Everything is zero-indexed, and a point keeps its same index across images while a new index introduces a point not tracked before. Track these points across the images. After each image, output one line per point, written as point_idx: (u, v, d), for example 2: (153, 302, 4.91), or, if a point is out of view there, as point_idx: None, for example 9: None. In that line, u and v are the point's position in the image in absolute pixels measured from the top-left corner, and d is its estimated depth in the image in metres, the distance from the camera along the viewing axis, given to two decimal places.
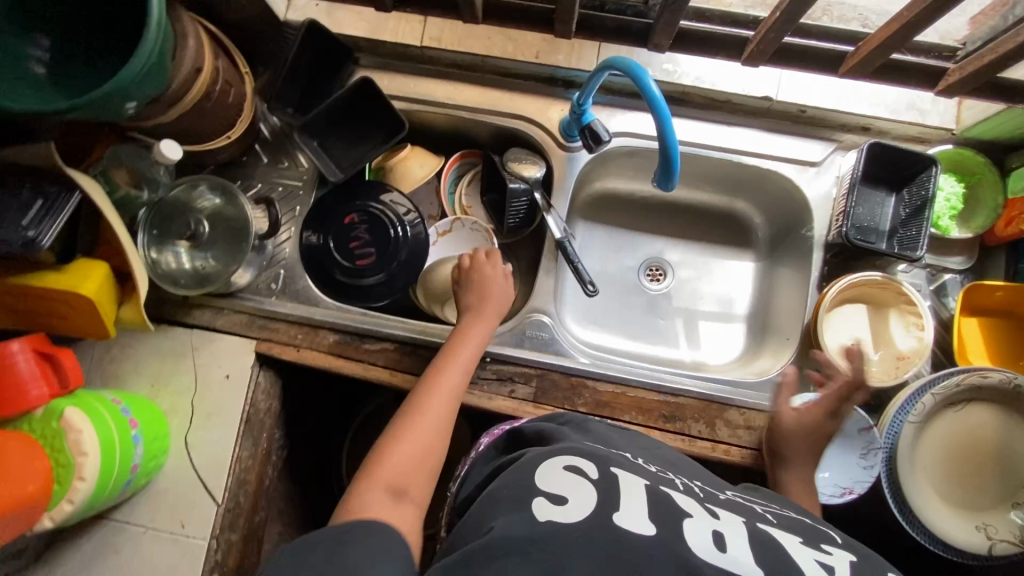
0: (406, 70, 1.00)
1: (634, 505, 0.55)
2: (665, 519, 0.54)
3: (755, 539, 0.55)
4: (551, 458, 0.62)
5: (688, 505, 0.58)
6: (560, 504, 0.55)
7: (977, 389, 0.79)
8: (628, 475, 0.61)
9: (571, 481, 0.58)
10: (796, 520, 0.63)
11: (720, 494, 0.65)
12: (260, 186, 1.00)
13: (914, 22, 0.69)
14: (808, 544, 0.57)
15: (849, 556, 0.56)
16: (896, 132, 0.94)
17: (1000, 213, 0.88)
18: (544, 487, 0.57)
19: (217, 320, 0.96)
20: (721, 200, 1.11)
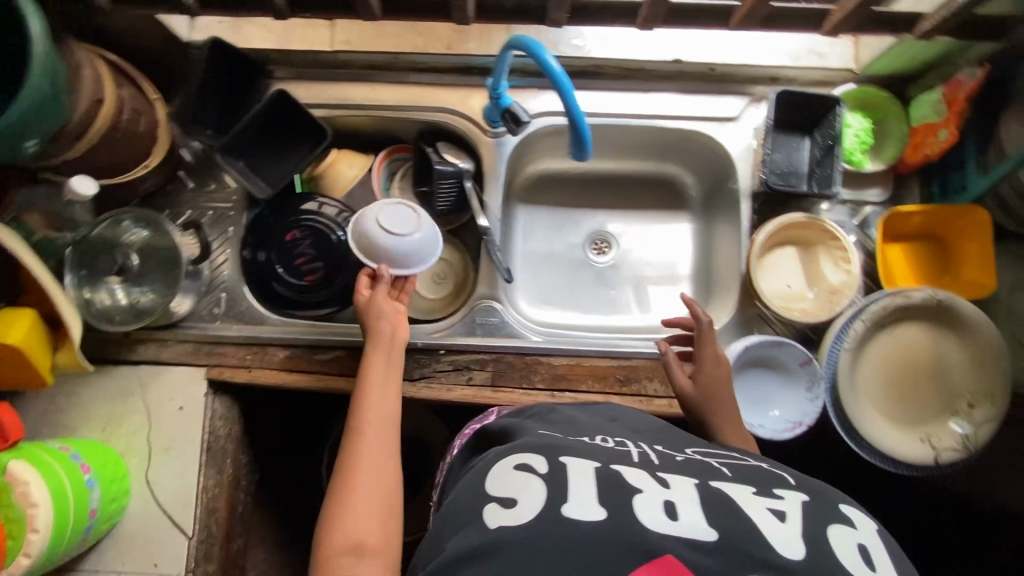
0: (322, 76, 0.99)
1: (584, 492, 0.53)
2: (615, 500, 0.52)
3: (706, 497, 0.53)
4: (501, 459, 0.59)
5: (640, 478, 0.56)
6: (510, 507, 0.53)
7: (905, 310, 0.83)
8: (578, 459, 0.58)
9: (519, 480, 0.55)
10: (753, 468, 0.61)
11: (678, 456, 0.63)
12: (189, 212, 0.98)
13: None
14: (762, 493, 0.55)
15: (801, 497, 0.55)
16: (802, 79, 0.98)
17: (907, 140, 0.92)
18: (493, 493, 0.55)
19: (163, 352, 0.94)
20: (653, 166, 1.13)
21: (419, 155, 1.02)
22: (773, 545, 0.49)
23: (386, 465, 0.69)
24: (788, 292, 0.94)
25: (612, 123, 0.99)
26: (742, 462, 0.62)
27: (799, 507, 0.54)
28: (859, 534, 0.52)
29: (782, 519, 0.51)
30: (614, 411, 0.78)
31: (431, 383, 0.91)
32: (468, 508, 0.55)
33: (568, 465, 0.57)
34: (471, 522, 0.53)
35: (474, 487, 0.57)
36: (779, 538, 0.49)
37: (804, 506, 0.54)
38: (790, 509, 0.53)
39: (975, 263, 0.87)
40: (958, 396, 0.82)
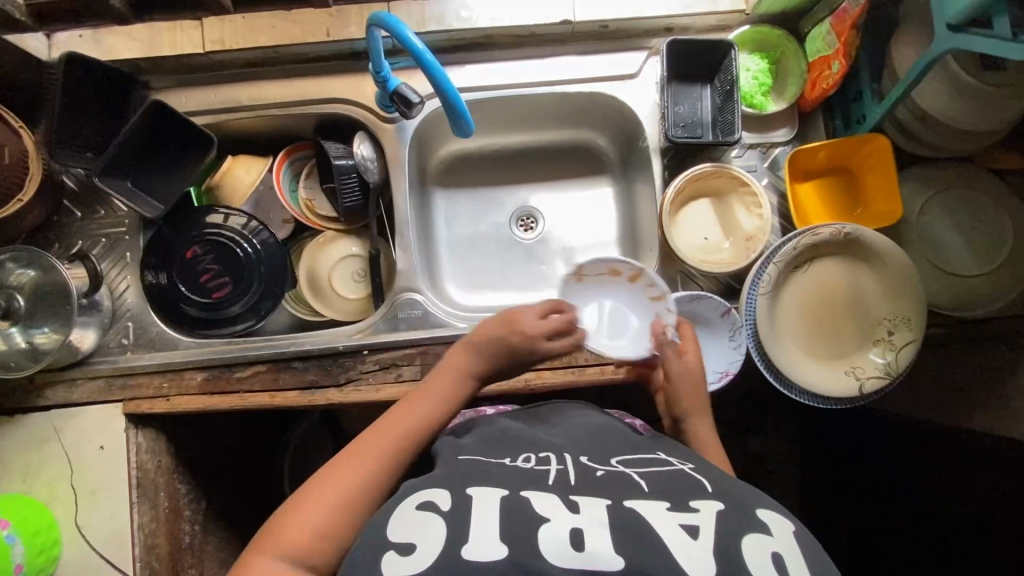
0: (202, 82, 0.94)
1: (489, 527, 0.52)
2: (518, 532, 0.52)
3: (615, 523, 0.53)
4: (401, 499, 0.57)
5: (549, 505, 0.55)
6: (407, 553, 0.51)
7: (817, 246, 0.83)
8: (487, 487, 0.57)
9: (421, 522, 0.54)
10: (672, 476, 0.61)
11: (598, 469, 0.62)
12: (82, 243, 0.93)
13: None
14: (676, 508, 0.55)
15: (715, 509, 0.55)
16: (696, 26, 0.96)
17: (806, 76, 0.91)
18: (394, 537, 0.53)
19: (73, 393, 0.90)
20: (568, 134, 1.11)
21: (320, 150, 0.98)
22: (677, 564, 0.49)
23: (379, 478, 0.63)
24: (706, 245, 0.93)
25: (512, 95, 0.96)
26: (662, 472, 0.62)
27: (712, 519, 0.54)
28: (773, 542, 0.52)
29: (693, 538, 0.51)
30: (556, 414, 0.77)
31: (359, 386, 0.89)
32: (368, 555, 0.52)
33: (473, 497, 0.56)
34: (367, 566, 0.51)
35: (373, 529, 0.54)
36: (687, 561, 0.49)
37: (717, 519, 0.53)
38: (704, 523, 0.53)
39: (882, 193, 0.87)
40: (878, 324, 0.83)
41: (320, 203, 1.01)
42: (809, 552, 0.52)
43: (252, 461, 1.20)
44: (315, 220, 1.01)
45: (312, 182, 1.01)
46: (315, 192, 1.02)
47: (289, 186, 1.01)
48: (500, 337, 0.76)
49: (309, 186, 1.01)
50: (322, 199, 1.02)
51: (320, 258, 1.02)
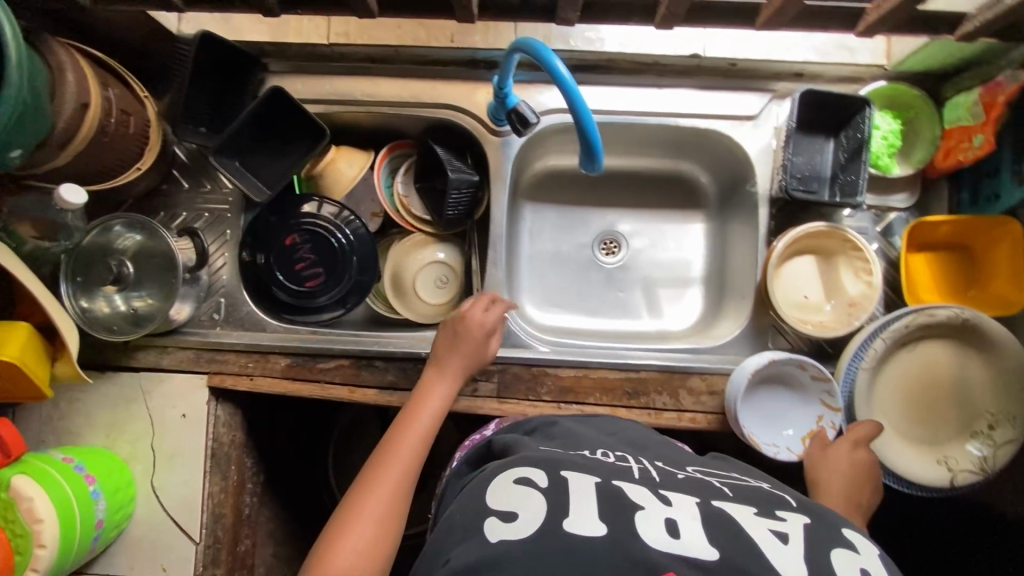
0: (320, 71, 0.94)
1: (586, 508, 0.55)
2: (617, 516, 0.54)
3: (708, 518, 0.54)
4: (504, 471, 0.62)
5: (642, 494, 0.57)
6: (511, 520, 0.54)
7: (929, 327, 0.79)
8: (580, 474, 0.60)
9: (520, 493, 0.57)
10: (754, 489, 0.62)
11: (679, 473, 0.65)
12: (185, 215, 0.95)
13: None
14: (764, 514, 0.56)
15: (803, 520, 0.55)
16: (830, 75, 0.91)
17: (940, 144, 0.87)
18: (494, 506, 0.57)
19: (163, 359, 0.93)
20: (664, 163, 1.09)
21: (425, 149, 0.98)
22: (772, 564, 0.49)
23: (403, 492, 0.71)
24: (805, 303, 0.90)
25: (623, 122, 0.94)
26: (743, 483, 0.63)
27: (802, 529, 0.54)
28: (863, 557, 0.51)
29: (784, 542, 0.52)
30: (616, 426, 0.79)
31: None
32: (471, 520, 0.56)
33: (569, 480, 0.59)
34: (474, 535, 0.54)
35: (478, 498, 0.58)
36: (778, 556, 0.50)
37: (806, 529, 0.54)
38: (794, 530, 0.53)
39: (1005, 278, 0.84)
40: (978, 417, 0.80)
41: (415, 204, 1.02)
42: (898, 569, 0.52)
43: (304, 440, 1.23)
44: (408, 220, 1.02)
45: (410, 183, 1.02)
46: (410, 193, 1.02)
47: (388, 184, 1.01)
48: (457, 337, 0.85)
49: (406, 186, 1.02)
50: (416, 201, 1.02)
51: (404, 261, 1.03)
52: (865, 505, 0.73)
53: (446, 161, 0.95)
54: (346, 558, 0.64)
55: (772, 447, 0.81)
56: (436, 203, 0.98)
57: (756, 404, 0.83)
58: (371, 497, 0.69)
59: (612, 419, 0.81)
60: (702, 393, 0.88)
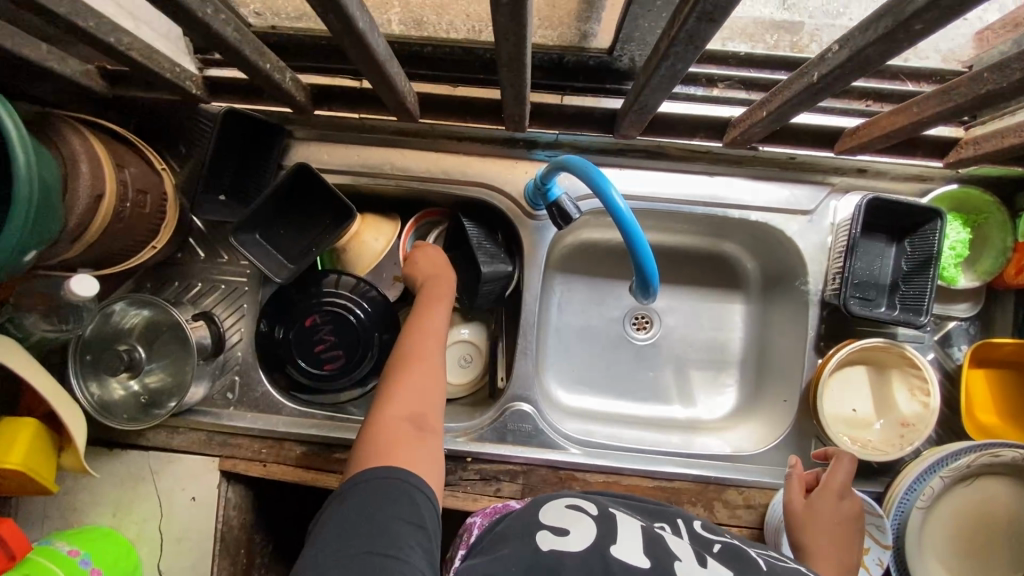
0: (349, 141, 0.89)
1: (630, 539, 0.58)
2: (658, 552, 0.56)
3: None
4: (556, 499, 0.68)
5: (681, 548, 0.59)
6: (561, 535, 0.58)
7: (992, 465, 0.74)
8: (625, 515, 0.65)
9: (573, 516, 0.63)
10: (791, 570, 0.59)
11: (715, 543, 0.63)
12: (200, 287, 0.90)
13: (920, 125, 0.58)
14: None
15: None
16: (894, 173, 0.85)
17: (1008, 257, 0.81)
18: (546, 523, 0.61)
19: (174, 439, 0.89)
20: (706, 241, 1.03)
21: (456, 226, 0.92)
22: None
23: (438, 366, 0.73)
24: (854, 417, 0.85)
25: (668, 209, 0.89)
26: (781, 563, 0.60)
27: None
28: None
29: None
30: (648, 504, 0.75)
31: (456, 493, 0.85)
32: (524, 530, 0.60)
33: (617, 517, 0.63)
34: (525, 541, 0.58)
35: (533, 516, 0.64)
36: None
37: None
38: None
39: None
40: None
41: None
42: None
43: None
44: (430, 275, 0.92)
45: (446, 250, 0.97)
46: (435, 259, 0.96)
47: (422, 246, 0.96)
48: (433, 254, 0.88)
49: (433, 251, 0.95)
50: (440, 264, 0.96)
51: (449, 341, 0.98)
52: (855, 565, 0.66)
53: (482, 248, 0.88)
54: (401, 413, 0.66)
55: None
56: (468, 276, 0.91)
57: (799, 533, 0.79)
58: (412, 365, 0.72)
59: (640, 500, 0.75)
60: (738, 507, 0.84)
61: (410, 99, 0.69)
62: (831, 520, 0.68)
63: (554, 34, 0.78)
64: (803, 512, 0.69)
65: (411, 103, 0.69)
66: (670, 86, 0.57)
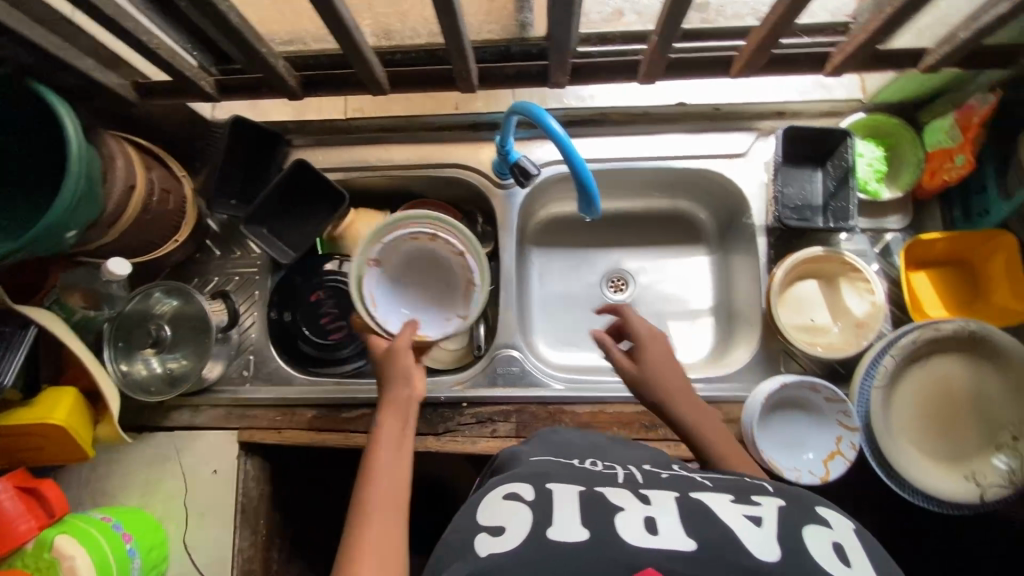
0: (338, 142, 1.04)
1: (568, 514, 0.51)
2: (598, 518, 0.50)
3: (685, 512, 0.51)
4: (489, 492, 0.57)
5: (623, 497, 0.54)
6: (499, 535, 0.50)
7: (935, 343, 0.81)
8: (564, 485, 0.57)
9: (506, 507, 0.53)
10: (729, 479, 0.60)
11: (664, 475, 0.61)
12: (216, 279, 1.02)
13: (777, 27, 0.71)
14: (739, 500, 0.54)
15: (777, 502, 0.53)
16: (810, 111, 0.97)
17: (924, 165, 0.91)
18: (483, 522, 0.52)
19: (196, 418, 0.97)
20: (664, 203, 1.14)
21: None
22: (752, 549, 0.47)
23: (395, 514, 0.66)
24: (812, 326, 0.92)
25: (619, 168, 1.01)
26: (718, 475, 0.61)
27: (775, 512, 0.52)
28: (835, 531, 0.51)
29: (758, 525, 0.49)
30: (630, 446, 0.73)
31: (455, 437, 0.92)
32: (462, 542, 0.51)
33: (555, 491, 0.55)
34: (466, 554, 0.49)
35: (468, 518, 0.54)
36: (753, 541, 0.47)
37: (779, 511, 0.52)
38: (767, 514, 0.51)
39: (1004, 288, 0.85)
40: (1000, 429, 0.79)
41: (421, 297, 0.91)
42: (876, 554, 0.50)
43: None
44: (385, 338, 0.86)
45: (432, 240, 0.88)
46: (412, 274, 0.91)
47: (364, 248, 0.86)
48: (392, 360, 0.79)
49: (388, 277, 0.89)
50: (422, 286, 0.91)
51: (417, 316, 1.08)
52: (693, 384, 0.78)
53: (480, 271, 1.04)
54: None
55: (793, 470, 0.80)
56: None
57: (777, 432, 0.84)
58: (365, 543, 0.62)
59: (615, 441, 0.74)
60: None
61: (380, 73, 0.86)
62: (660, 363, 0.78)
63: (498, 29, 0.92)
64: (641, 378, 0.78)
65: (380, 76, 0.86)
66: (570, 17, 0.71)
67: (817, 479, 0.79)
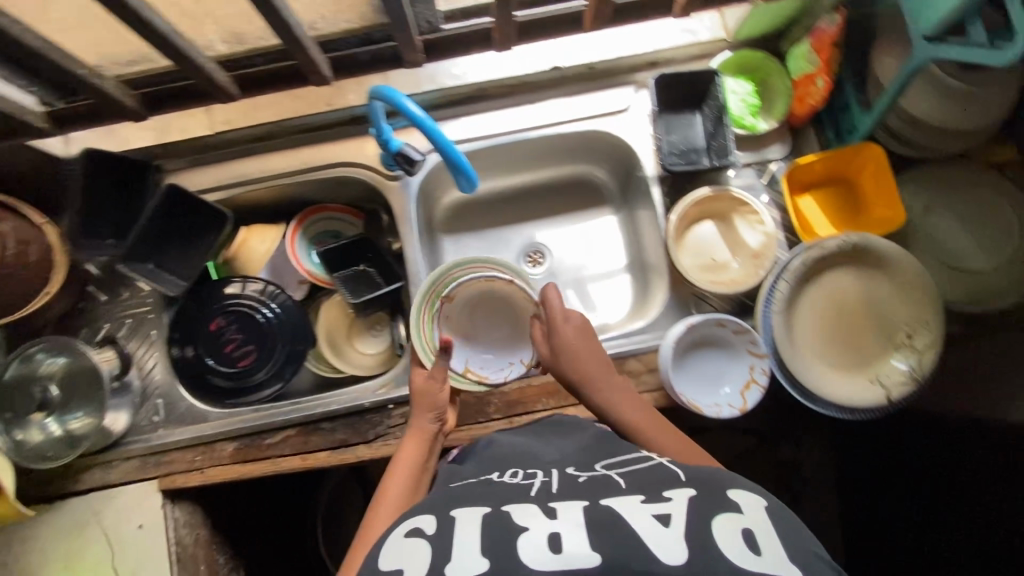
0: (212, 160, 0.98)
1: (471, 543, 0.52)
2: (501, 547, 0.51)
3: (592, 522, 0.53)
4: (395, 529, 0.58)
5: (529, 514, 0.55)
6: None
7: (822, 261, 0.85)
8: (471, 509, 0.57)
9: (411, 547, 0.54)
10: (643, 472, 0.62)
11: (581, 476, 0.62)
12: (108, 326, 0.96)
13: None
14: (648, 500, 0.55)
15: (686, 496, 0.55)
16: (681, 56, 0.98)
17: (793, 92, 0.93)
18: (385, 565, 0.54)
19: (110, 474, 0.91)
20: (565, 170, 1.13)
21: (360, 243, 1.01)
22: (655, 553, 0.49)
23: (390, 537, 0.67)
24: (714, 264, 0.94)
25: (509, 141, 1.00)
26: (635, 469, 0.63)
27: (683, 508, 0.54)
28: (745, 516, 0.53)
29: (664, 525, 0.52)
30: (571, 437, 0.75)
31: (388, 440, 0.89)
32: None
33: (459, 519, 0.56)
34: None
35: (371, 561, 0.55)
36: (658, 546, 0.50)
37: (687, 507, 0.54)
38: (675, 511, 0.53)
39: (882, 200, 0.89)
40: (896, 330, 0.83)
41: (490, 337, 0.93)
42: (781, 528, 0.53)
43: (285, 522, 1.18)
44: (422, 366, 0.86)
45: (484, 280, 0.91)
46: (480, 315, 0.94)
47: (428, 284, 0.88)
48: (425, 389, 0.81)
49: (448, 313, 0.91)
50: (486, 324, 0.94)
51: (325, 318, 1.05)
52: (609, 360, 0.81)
53: (388, 268, 1.02)
54: None
55: (713, 407, 0.83)
56: (361, 288, 1.00)
57: (692, 372, 0.86)
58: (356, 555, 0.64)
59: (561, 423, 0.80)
60: (642, 373, 0.89)
61: (225, 80, 0.89)
62: (575, 342, 0.81)
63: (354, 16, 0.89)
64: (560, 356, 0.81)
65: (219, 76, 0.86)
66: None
67: (735, 411, 0.82)
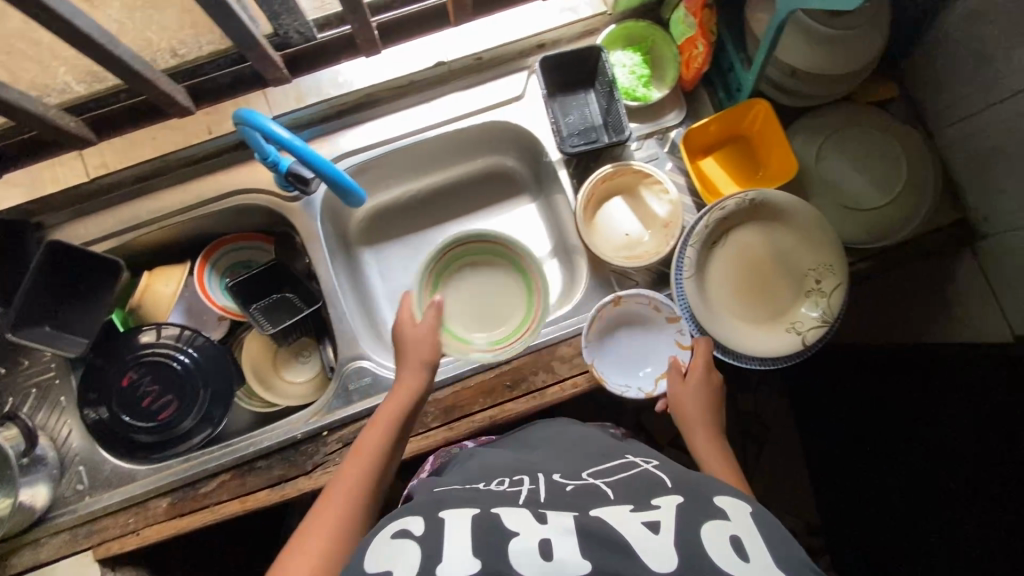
0: (97, 208, 0.93)
1: (460, 547, 0.50)
2: (491, 554, 0.50)
3: (586, 529, 0.52)
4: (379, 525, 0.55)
5: (519, 517, 0.53)
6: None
7: (728, 220, 0.86)
8: (459, 510, 0.55)
9: (397, 548, 0.51)
10: (635, 477, 0.61)
11: (569, 483, 0.61)
12: (12, 399, 0.90)
13: None
14: (638, 508, 0.55)
15: (675, 502, 0.55)
16: (565, 37, 0.98)
17: (679, 58, 0.94)
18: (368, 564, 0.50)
19: (41, 553, 0.86)
20: (475, 164, 1.11)
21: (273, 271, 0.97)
22: (645, 559, 0.49)
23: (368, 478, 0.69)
24: (628, 240, 0.95)
25: (410, 143, 0.98)
26: (626, 475, 0.62)
27: (674, 513, 0.54)
28: (733, 523, 0.53)
29: (655, 533, 0.51)
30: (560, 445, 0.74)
31: (327, 468, 0.87)
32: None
33: (449, 520, 0.54)
34: None
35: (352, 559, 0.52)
36: (649, 553, 0.50)
37: (678, 513, 0.53)
38: (664, 518, 0.53)
39: (777, 153, 0.90)
40: (805, 276, 0.85)
41: (631, 352, 0.88)
42: (765, 528, 0.53)
43: None
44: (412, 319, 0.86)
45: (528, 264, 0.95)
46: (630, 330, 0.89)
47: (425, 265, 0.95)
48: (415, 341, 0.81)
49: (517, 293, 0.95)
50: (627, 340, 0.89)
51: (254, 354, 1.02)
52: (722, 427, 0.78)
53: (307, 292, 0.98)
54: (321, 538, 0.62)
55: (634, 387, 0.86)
56: (281, 316, 0.97)
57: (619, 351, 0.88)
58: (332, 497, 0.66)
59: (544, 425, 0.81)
60: (572, 357, 0.88)
61: (73, 124, 0.82)
62: (704, 404, 0.78)
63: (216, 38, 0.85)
64: (680, 398, 0.79)
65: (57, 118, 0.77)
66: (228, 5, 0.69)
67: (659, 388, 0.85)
